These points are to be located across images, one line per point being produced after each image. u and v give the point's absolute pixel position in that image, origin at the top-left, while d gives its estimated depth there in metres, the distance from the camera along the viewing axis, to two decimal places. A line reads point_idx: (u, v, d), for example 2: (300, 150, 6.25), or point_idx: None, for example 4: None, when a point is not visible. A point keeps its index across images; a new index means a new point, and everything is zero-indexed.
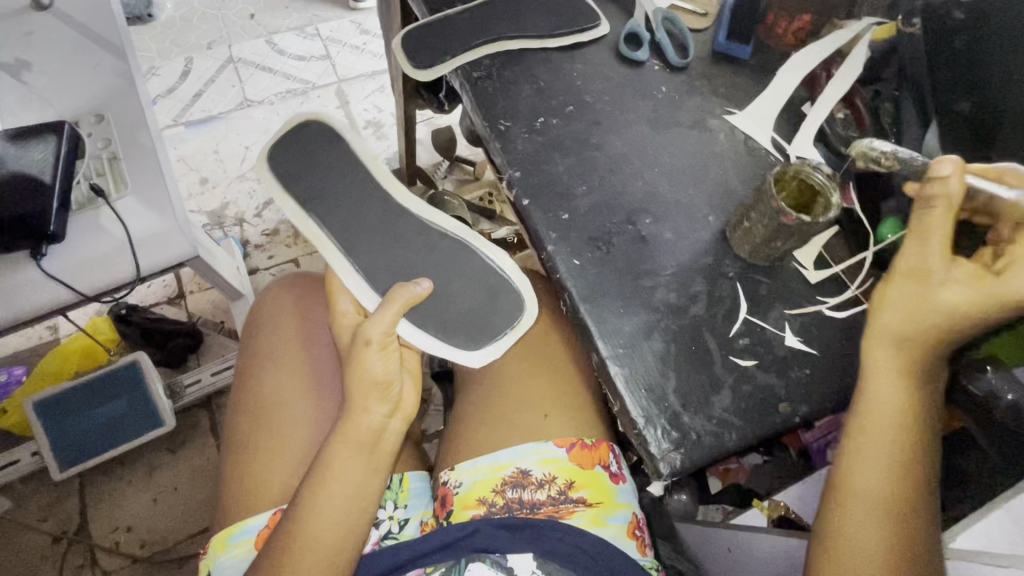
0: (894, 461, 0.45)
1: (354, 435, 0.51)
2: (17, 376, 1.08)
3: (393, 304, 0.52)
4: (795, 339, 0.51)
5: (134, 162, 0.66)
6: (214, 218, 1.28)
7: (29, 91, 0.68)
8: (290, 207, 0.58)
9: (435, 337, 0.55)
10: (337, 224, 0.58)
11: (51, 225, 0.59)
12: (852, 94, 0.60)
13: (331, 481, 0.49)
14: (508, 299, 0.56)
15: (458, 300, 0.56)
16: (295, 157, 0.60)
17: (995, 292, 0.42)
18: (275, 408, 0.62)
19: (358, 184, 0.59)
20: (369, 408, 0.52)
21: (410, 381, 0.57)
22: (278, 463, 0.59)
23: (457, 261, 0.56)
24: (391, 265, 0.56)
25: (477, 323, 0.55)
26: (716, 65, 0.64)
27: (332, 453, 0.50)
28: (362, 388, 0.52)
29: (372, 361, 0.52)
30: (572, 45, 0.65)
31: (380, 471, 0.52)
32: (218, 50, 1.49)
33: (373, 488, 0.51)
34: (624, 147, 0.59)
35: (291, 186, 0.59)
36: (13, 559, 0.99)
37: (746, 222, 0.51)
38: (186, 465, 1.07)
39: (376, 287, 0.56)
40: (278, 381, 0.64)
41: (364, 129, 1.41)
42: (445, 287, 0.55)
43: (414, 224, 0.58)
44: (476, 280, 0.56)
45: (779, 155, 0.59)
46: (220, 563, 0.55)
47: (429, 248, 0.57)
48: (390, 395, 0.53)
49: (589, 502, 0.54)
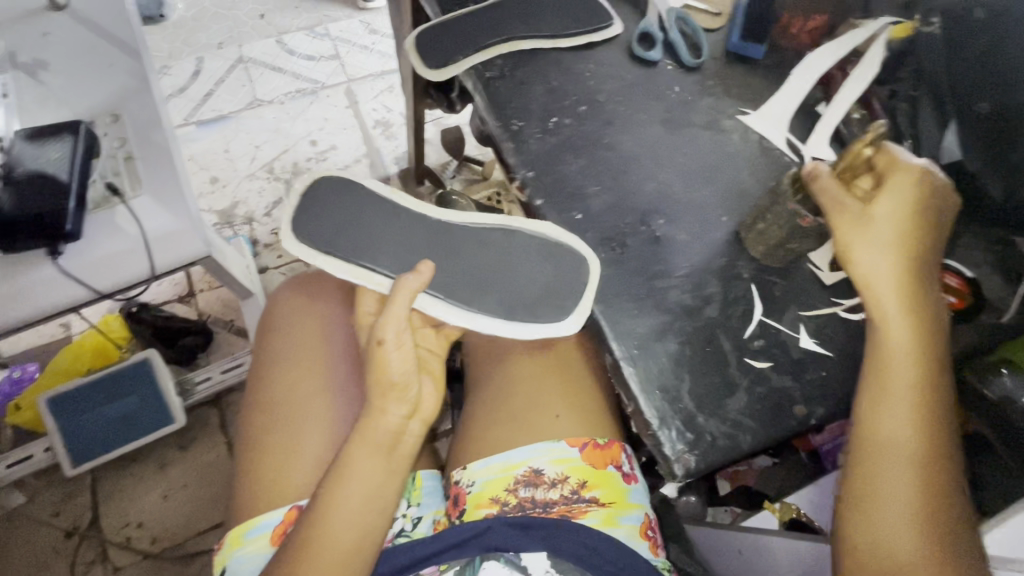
0: (912, 401, 0.45)
1: (373, 435, 0.51)
2: (31, 372, 1.09)
3: (399, 293, 0.52)
4: (810, 341, 0.51)
5: (149, 161, 0.66)
6: (225, 217, 1.29)
7: (46, 90, 0.69)
8: (340, 268, 0.56)
9: (532, 323, 0.53)
10: (388, 253, 0.56)
11: (68, 224, 0.60)
12: (868, 94, 0.59)
13: (348, 480, 0.50)
14: (574, 264, 0.53)
15: (528, 277, 0.54)
16: (319, 219, 0.58)
17: (901, 208, 0.46)
18: (290, 406, 0.62)
19: (391, 218, 0.58)
20: (387, 408, 0.52)
21: (431, 383, 0.57)
22: (294, 461, 0.59)
23: (512, 241, 0.55)
24: (454, 275, 0.55)
25: (558, 295, 0.52)
26: (729, 65, 0.64)
27: (351, 453, 0.51)
28: (380, 389, 0.52)
29: (391, 360, 0.52)
30: (585, 45, 0.65)
31: (397, 471, 0.52)
32: (228, 50, 1.50)
33: (391, 488, 0.51)
34: (636, 148, 0.58)
35: (331, 246, 0.57)
36: (26, 554, 1.00)
37: (760, 223, 0.51)
38: (196, 462, 1.07)
39: (456, 298, 0.54)
40: (293, 379, 0.64)
41: (373, 129, 1.42)
42: (511, 268, 0.54)
43: (458, 226, 0.57)
44: (536, 253, 0.54)
45: (794, 156, 0.58)
46: (235, 558, 0.55)
47: (461, 242, 0.56)
48: (408, 396, 0.53)
49: (602, 502, 0.54)
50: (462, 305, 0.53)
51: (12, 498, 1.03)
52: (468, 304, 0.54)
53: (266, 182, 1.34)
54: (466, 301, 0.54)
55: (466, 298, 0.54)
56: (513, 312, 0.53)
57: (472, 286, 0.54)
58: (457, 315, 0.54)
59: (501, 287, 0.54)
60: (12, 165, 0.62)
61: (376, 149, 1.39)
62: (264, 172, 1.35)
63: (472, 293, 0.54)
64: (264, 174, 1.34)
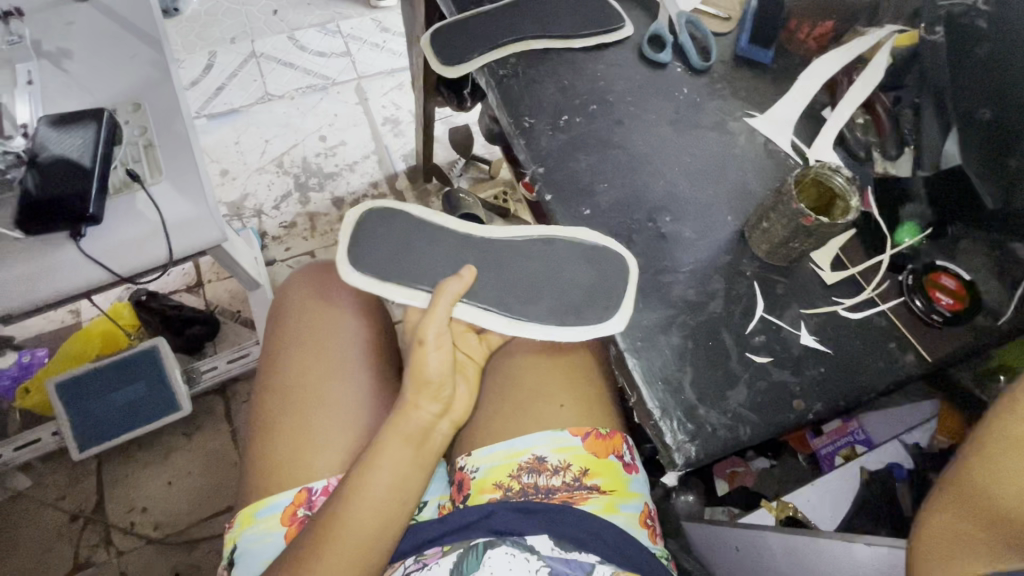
0: None
1: (405, 428, 0.52)
2: (40, 358, 1.11)
3: (442, 298, 0.53)
4: (810, 338, 0.52)
5: (168, 149, 0.68)
6: (234, 209, 1.31)
7: (69, 78, 0.70)
8: (396, 292, 0.57)
9: (576, 326, 0.54)
10: (437, 275, 0.57)
11: (91, 207, 0.61)
12: (871, 101, 0.61)
13: (376, 470, 0.51)
14: (613, 262, 0.54)
15: (570, 279, 0.55)
16: (371, 248, 0.58)
17: None
18: (311, 394, 0.63)
19: (437, 239, 0.58)
20: (420, 405, 0.53)
21: (463, 385, 0.58)
22: (308, 446, 0.60)
23: (551, 246, 0.56)
24: (503, 288, 0.56)
25: (601, 299, 0.53)
26: (737, 68, 0.65)
27: (380, 444, 0.52)
28: (416, 384, 0.54)
29: (430, 359, 0.54)
30: (596, 46, 0.67)
31: (423, 466, 0.53)
32: (242, 45, 1.52)
33: (415, 481, 0.52)
34: (644, 147, 0.60)
35: (387, 274, 0.57)
36: (31, 535, 1.01)
37: (765, 222, 0.52)
38: (201, 449, 1.09)
39: (507, 309, 0.55)
40: (315, 367, 0.65)
41: (383, 126, 1.43)
42: (554, 274, 0.56)
43: (499, 242, 0.58)
44: (574, 254, 0.55)
45: (798, 159, 0.60)
46: (247, 535, 0.57)
47: (507, 250, 0.57)
48: (441, 395, 0.54)
49: (603, 490, 0.56)
50: (515, 316, 0.55)
51: (20, 480, 1.05)
52: (517, 314, 0.55)
53: (276, 175, 1.35)
54: (516, 310, 0.55)
55: (516, 309, 0.55)
56: (561, 318, 0.54)
57: (522, 296, 0.55)
58: (511, 328, 0.55)
59: (547, 292, 0.55)
60: (37, 150, 0.64)
61: (386, 146, 1.41)
62: (274, 166, 1.36)
63: (520, 303, 0.55)
64: (274, 167, 1.36)
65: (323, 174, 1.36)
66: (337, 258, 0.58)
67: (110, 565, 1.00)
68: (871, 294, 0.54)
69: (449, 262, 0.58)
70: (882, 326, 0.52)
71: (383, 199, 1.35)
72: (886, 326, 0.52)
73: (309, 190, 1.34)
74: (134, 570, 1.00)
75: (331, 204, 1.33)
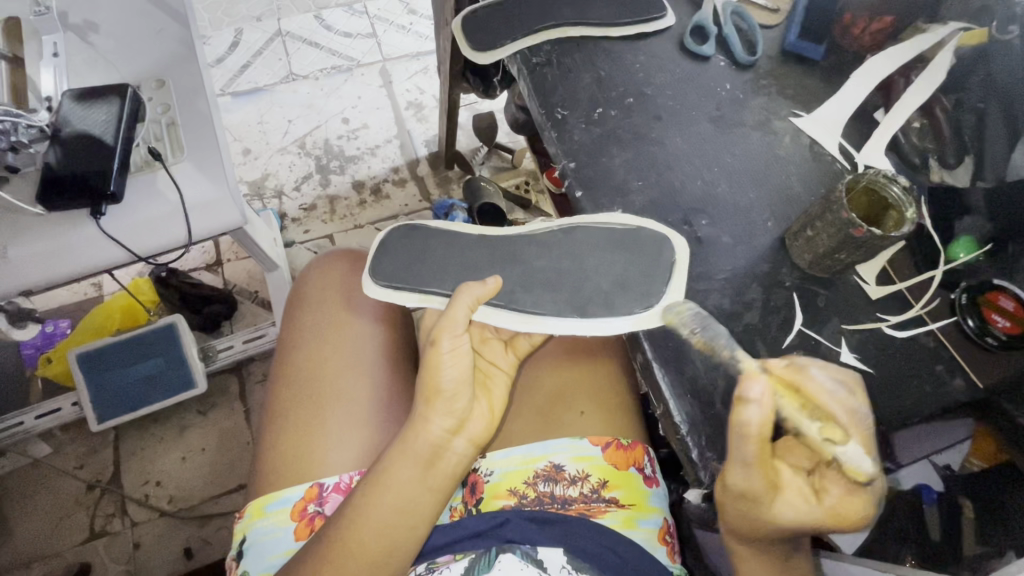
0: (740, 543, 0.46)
1: (415, 445, 0.50)
2: (62, 329, 1.12)
3: (460, 300, 0.52)
4: (851, 356, 0.49)
5: (190, 128, 0.67)
6: (255, 188, 1.31)
7: (95, 53, 0.69)
8: (408, 298, 0.57)
9: (606, 318, 0.51)
10: (451, 276, 0.56)
11: (111, 186, 0.60)
12: (929, 103, 0.57)
13: (383, 488, 0.49)
14: (656, 245, 0.52)
15: (597, 268, 0.53)
16: (387, 257, 0.59)
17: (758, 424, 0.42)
18: (327, 392, 0.62)
19: (452, 243, 0.58)
20: (431, 420, 0.51)
21: (485, 403, 0.55)
22: (320, 446, 0.59)
23: (577, 235, 0.54)
24: (519, 282, 0.54)
25: (639, 285, 0.52)
26: (784, 64, 0.61)
27: (389, 461, 0.50)
28: (428, 397, 0.52)
29: (444, 364, 0.52)
30: (635, 36, 0.63)
31: (435, 487, 0.51)
32: (268, 22, 1.50)
33: (425, 504, 0.50)
34: (682, 145, 0.57)
35: (400, 279, 0.57)
36: (49, 502, 1.03)
37: (809, 230, 0.49)
38: (215, 427, 1.10)
39: (519, 305, 0.53)
40: (334, 364, 0.64)
41: (405, 110, 1.41)
42: (580, 263, 0.53)
43: (517, 236, 0.56)
44: (604, 240, 0.53)
45: (846, 163, 0.56)
46: (256, 528, 0.57)
47: (534, 248, 0.55)
48: (456, 410, 0.52)
49: (622, 503, 0.55)
50: (527, 312, 0.53)
51: (40, 447, 1.06)
52: (532, 309, 0.53)
53: (297, 157, 1.34)
54: (530, 306, 0.53)
55: (531, 305, 0.53)
56: (584, 314, 0.51)
57: (539, 288, 0.54)
58: (524, 325, 0.53)
59: (568, 284, 0.53)
60: (61, 125, 0.63)
61: (407, 131, 1.39)
62: (296, 147, 1.35)
63: (537, 299, 0.53)
64: (295, 148, 1.35)
65: (344, 157, 1.35)
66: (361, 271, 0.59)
67: (124, 535, 1.02)
68: (919, 312, 0.51)
69: (469, 266, 0.56)
70: (929, 347, 0.49)
71: (403, 184, 1.33)
72: (933, 347, 0.49)
73: (330, 173, 1.33)
74: (146, 542, 1.01)
75: (351, 188, 1.32)
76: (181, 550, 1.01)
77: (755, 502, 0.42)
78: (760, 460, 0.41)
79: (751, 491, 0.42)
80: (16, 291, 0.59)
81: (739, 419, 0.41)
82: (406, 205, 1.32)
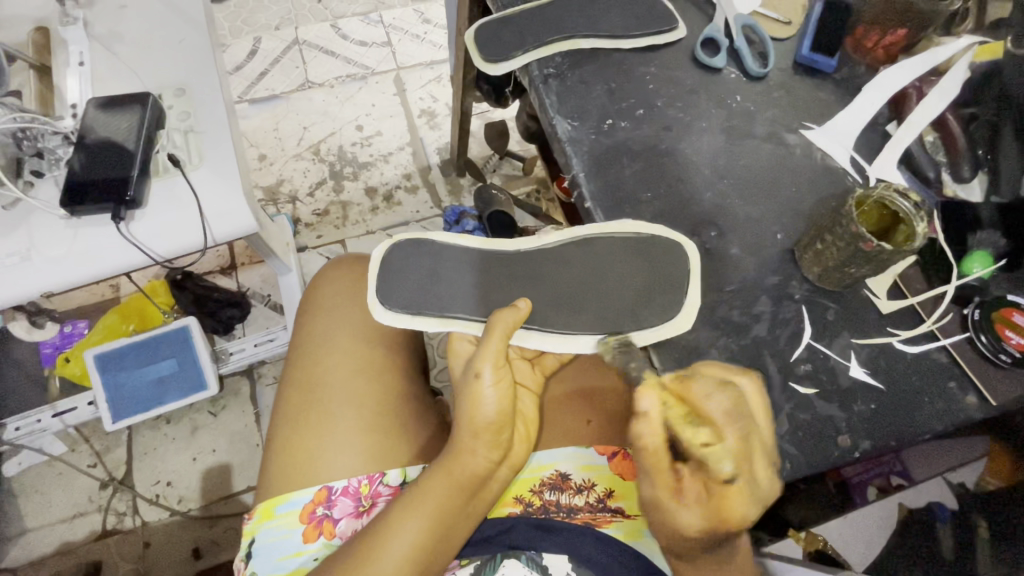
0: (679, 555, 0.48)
1: (459, 475, 0.50)
2: (80, 330, 1.14)
3: (496, 329, 0.50)
4: (861, 371, 0.49)
5: (210, 137, 0.68)
6: (270, 194, 1.33)
7: (119, 61, 0.71)
8: (429, 323, 0.56)
9: (637, 330, 0.52)
10: (471, 298, 0.56)
11: (130, 191, 0.62)
12: (944, 116, 0.57)
13: (417, 512, 0.49)
14: (668, 252, 0.53)
15: (619, 277, 0.54)
16: (399, 281, 0.57)
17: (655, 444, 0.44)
18: (344, 400, 0.62)
19: (467, 263, 0.57)
20: (476, 451, 0.50)
21: (521, 427, 0.55)
22: (339, 453, 0.60)
23: (596, 246, 0.54)
24: (546, 301, 0.54)
25: (662, 292, 0.52)
26: (797, 77, 0.61)
27: (429, 485, 0.50)
28: (473, 431, 0.50)
29: (487, 397, 0.51)
30: (646, 48, 0.63)
31: (470, 513, 0.51)
32: (286, 31, 1.53)
33: (458, 529, 0.51)
34: (693, 157, 0.57)
35: (418, 305, 0.56)
36: (64, 499, 1.05)
37: (819, 242, 0.49)
38: (226, 429, 1.11)
39: (550, 326, 0.54)
40: (352, 373, 0.64)
41: (418, 118, 1.43)
42: (602, 275, 0.54)
43: (536, 250, 0.56)
44: (622, 248, 0.54)
45: (858, 177, 0.56)
46: (265, 530, 0.58)
47: (553, 259, 0.55)
48: (501, 440, 0.51)
49: (627, 513, 0.56)
50: (561, 331, 0.53)
51: (55, 445, 1.08)
52: (563, 329, 0.53)
53: (311, 163, 1.36)
54: (562, 324, 0.54)
55: (563, 324, 0.54)
56: (615, 323, 0.52)
57: (567, 305, 0.54)
58: (559, 345, 0.54)
59: (596, 300, 0.53)
60: (84, 132, 0.65)
61: (420, 139, 1.40)
62: (310, 154, 1.37)
63: (566, 317, 0.54)
64: (309, 154, 1.37)
65: (357, 164, 1.37)
66: (368, 294, 0.57)
67: (135, 534, 1.03)
68: (931, 327, 0.50)
69: (492, 287, 0.56)
70: (940, 363, 0.49)
71: (415, 190, 1.35)
72: (945, 363, 0.49)
73: (343, 179, 1.35)
74: (156, 541, 1.03)
75: (364, 194, 1.34)
76: (190, 550, 1.02)
77: (661, 512, 0.44)
78: (659, 467, 0.44)
79: (657, 501, 0.44)
80: (37, 292, 0.61)
81: (633, 439, 0.45)
82: (418, 211, 1.33)
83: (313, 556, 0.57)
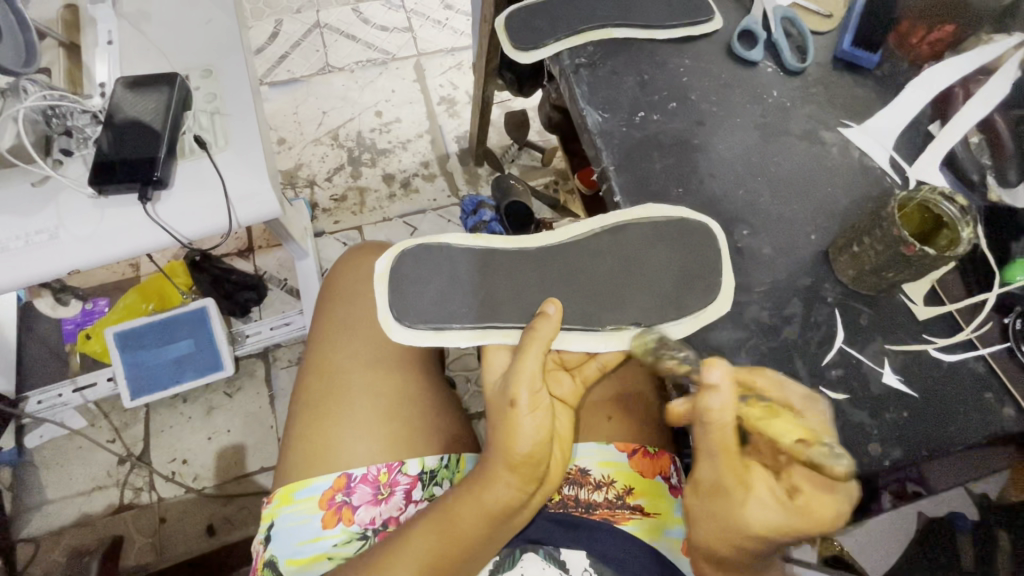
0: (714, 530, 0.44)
1: (487, 503, 0.48)
2: (101, 307, 1.16)
3: (533, 346, 0.50)
4: (894, 377, 0.47)
5: (234, 119, 0.68)
6: (289, 178, 1.33)
7: (147, 41, 0.71)
8: (463, 336, 0.55)
9: (673, 319, 0.53)
10: (507, 301, 0.55)
11: (157, 172, 0.62)
12: (991, 117, 0.54)
13: (440, 533, 0.49)
14: (696, 239, 0.53)
15: (654, 268, 0.54)
16: (419, 296, 0.57)
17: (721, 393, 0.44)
18: (364, 385, 0.63)
19: (492, 263, 0.56)
20: (505, 482, 0.48)
21: (558, 449, 0.53)
22: (359, 437, 0.60)
23: (624, 234, 0.54)
24: (583, 296, 0.54)
25: (700, 279, 0.52)
26: (835, 73, 0.59)
27: (459, 510, 0.49)
28: (509, 463, 0.48)
29: (524, 428, 0.48)
30: (682, 39, 0.62)
31: (497, 539, 0.50)
32: (307, 14, 1.51)
33: (481, 553, 0.50)
34: (727, 153, 0.55)
35: (445, 320, 0.55)
36: (82, 472, 1.07)
37: (856, 245, 0.47)
38: (241, 410, 1.12)
39: (595, 325, 0.54)
40: (372, 359, 0.65)
41: (438, 105, 1.41)
42: (633, 264, 0.54)
43: (569, 246, 0.56)
44: (651, 235, 0.54)
45: (897, 178, 0.55)
46: (285, 514, 0.58)
47: (584, 253, 0.55)
48: (536, 475, 0.49)
49: (646, 511, 0.57)
50: (599, 330, 0.54)
51: (76, 420, 1.10)
52: (608, 326, 0.54)
53: (329, 148, 1.36)
54: (604, 321, 0.54)
55: (609, 321, 0.54)
56: (659, 311, 0.53)
57: (607, 303, 0.54)
58: (605, 342, 0.54)
59: (635, 291, 0.54)
60: (112, 111, 0.65)
61: (439, 126, 1.39)
62: (329, 139, 1.37)
63: (610, 315, 0.54)
64: (328, 139, 1.37)
65: (376, 150, 1.36)
66: (382, 310, 0.57)
67: (151, 509, 1.05)
68: (969, 335, 0.49)
69: (520, 289, 0.55)
70: (977, 372, 0.47)
71: (433, 178, 1.34)
72: (982, 373, 0.47)
73: (360, 165, 1.34)
74: (172, 516, 1.05)
75: (382, 180, 1.33)
76: (204, 526, 1.04)
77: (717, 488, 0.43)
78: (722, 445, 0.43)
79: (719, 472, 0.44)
80: (64, 270, 0.62)
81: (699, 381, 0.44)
82: (435, 199, 1.32)
83: (333, 542, 0.57)
